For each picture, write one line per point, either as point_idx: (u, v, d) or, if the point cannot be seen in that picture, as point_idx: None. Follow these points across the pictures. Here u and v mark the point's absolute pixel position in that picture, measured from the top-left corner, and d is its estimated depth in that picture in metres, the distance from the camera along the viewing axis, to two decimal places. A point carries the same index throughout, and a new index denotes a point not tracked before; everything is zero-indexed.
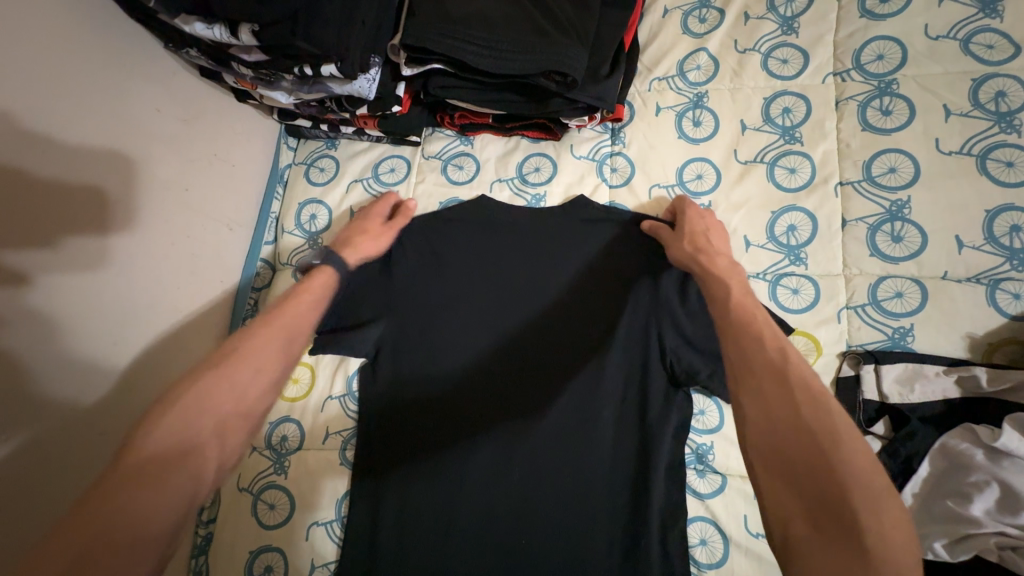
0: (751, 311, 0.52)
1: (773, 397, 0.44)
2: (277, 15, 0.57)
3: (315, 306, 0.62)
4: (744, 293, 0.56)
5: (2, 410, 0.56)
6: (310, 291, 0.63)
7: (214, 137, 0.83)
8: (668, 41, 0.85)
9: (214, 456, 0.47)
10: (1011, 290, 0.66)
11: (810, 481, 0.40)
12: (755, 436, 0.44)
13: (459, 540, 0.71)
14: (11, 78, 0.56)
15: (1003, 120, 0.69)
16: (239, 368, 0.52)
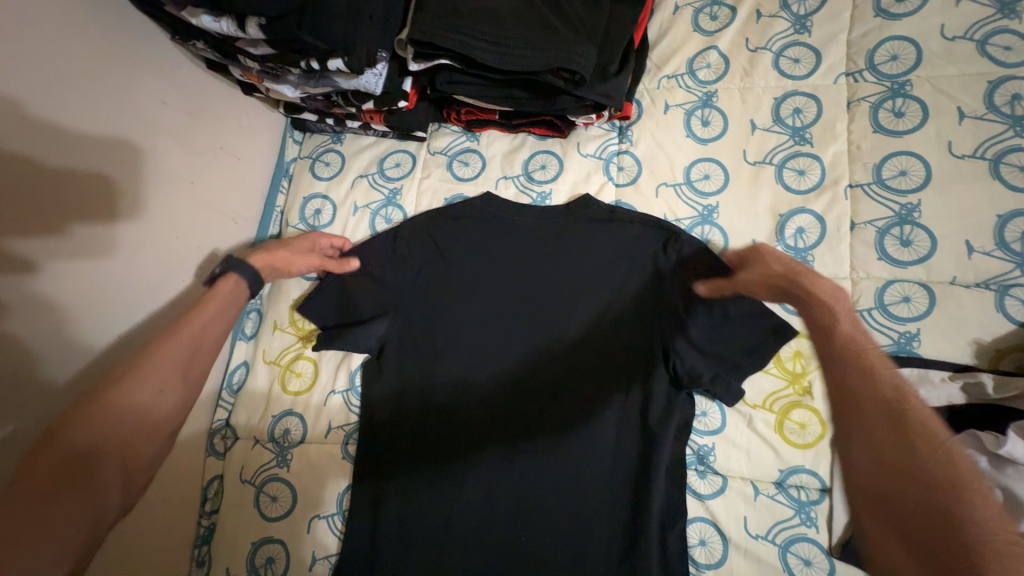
0: (863, 346, 0.50)
1: (886, 441, 0.42)
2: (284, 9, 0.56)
3: (220, 316, 0.65)
4: (853, 325, 0.53)
5: (12, 398, 0.57)
6: (214, 300, 0.66)
7: (220, 130, 0.83)
8: (678, 38, 0.84)
9: (120, 464, 0.50)
10: (1021, 297, 0.65)
11: (927, 534, 0.37)
12: (863, 478, 0.42)
13: (459, 536, 0.72)
14: (19, 70, 0.56)
15: (1019, 124, 0.68)
16: (138, 383, 0.54)
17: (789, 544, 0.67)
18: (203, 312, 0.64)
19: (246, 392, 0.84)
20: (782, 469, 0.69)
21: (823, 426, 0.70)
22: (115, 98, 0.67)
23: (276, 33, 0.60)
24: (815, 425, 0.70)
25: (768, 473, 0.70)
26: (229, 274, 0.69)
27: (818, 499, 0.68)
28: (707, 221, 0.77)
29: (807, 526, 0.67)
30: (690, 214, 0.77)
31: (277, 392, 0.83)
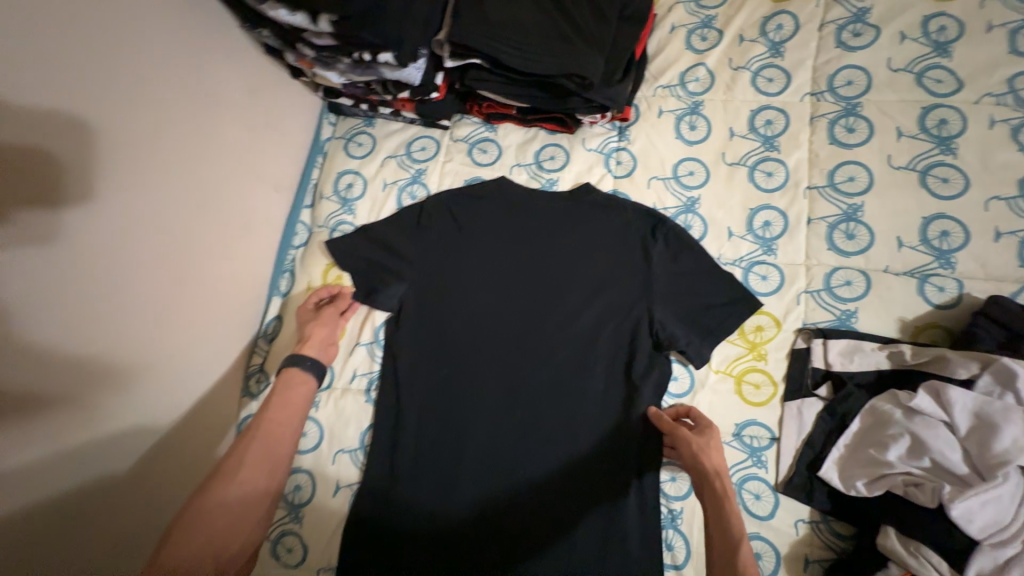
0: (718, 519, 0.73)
1: None
2: (350, 11, 0.69)
3: (289, 414, 0.76)
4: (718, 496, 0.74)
5: (112, 316, 0.67)
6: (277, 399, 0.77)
7: (273, 109, 0.94)
8: (672, 54, 0.97)
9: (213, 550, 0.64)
10: (937, 283, 0.80)
11: None
12: None
13: (468, 472, 0.84)
14: (134, 46, 0.68)
15: (943, 144, 0.83)
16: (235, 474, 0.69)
17: (743, 481, 0.80)
18: (270, 408, 0.75)
19: (277, 342, 0.94)
20: (739, 420, 0.83)
21: (774, 386, 0.83)
22: (191, 74, 0.77)
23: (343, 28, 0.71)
24: (767, 385, 0.84)
25: (727, 424, 0.83)
26: (293, 369, 0.80)
27: (767, 445, 0.81)
28: (689, 211, 0.90)
29: (758, 466, 0.81)
30: (675, 204, 0.91)
31: None
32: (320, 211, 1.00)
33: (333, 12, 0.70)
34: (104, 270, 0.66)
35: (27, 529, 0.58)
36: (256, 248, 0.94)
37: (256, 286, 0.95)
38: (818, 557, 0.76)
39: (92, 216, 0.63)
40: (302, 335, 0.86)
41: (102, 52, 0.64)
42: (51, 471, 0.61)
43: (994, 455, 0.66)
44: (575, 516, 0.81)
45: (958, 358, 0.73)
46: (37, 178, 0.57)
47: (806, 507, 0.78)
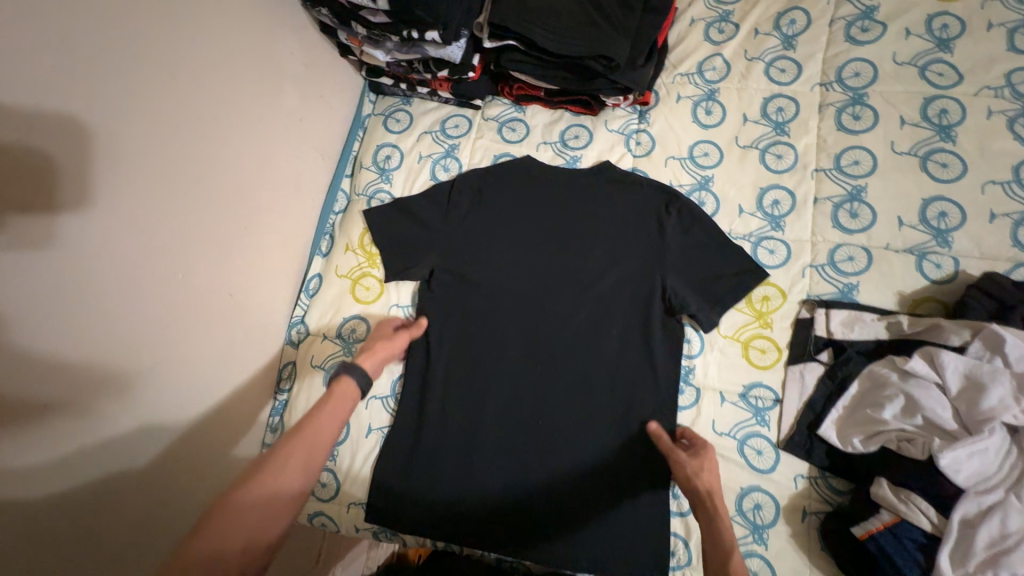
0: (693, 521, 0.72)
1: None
2: None
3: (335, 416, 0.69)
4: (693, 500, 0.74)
5: (177, 251, 0.76)
6: (333, 398, 0.70)
7: (323, 83, 1.03)
8: (691, 45, 1.04)
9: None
10: (935, 260, 0.86)
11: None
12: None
13: (491, 423, 0.90)
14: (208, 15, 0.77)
15: (943, 131, 0.89)
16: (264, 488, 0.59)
17: (746, 438, 0.86)
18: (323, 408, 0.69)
19: (318, 298, 1.02)
20: (745, 382, 0.89)
21: (778, 351, 0.89)
22: (253, 45, 0.87)
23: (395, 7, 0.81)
24: (772, 351, 0.90)
25: (733, 385, 0.89)
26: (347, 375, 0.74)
27: (771, 406, 0.87)
28: (703, 188, 0.97)
29: (761, 425, 0.87)
30: (691, 182, 0.97)
31: (347, 299, 1.01)
32: (359, 180, 1.08)
33: None
34: (173, 211, 0.75)
35: (96, 425, 0.67)
36: (300, 209, 1.02)
37: (298, 245, 1.03)
38: (816, 510, 0.81)
39: (167, 162, 0.73)
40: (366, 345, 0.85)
41: (184, 17, 0.73)
42: (123, 379, 0.70)
43: (981, 412, 0.72)
44: (587, 464, 0.87)
45: (951, 326, 0.79)
46: (124, 117, 0.66)
47: (806, 463, 0.83)
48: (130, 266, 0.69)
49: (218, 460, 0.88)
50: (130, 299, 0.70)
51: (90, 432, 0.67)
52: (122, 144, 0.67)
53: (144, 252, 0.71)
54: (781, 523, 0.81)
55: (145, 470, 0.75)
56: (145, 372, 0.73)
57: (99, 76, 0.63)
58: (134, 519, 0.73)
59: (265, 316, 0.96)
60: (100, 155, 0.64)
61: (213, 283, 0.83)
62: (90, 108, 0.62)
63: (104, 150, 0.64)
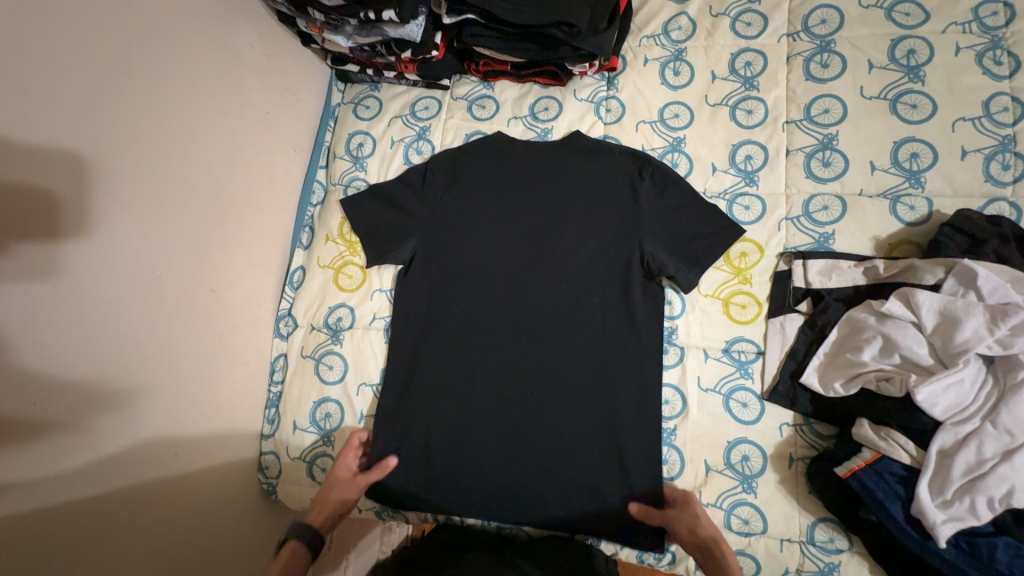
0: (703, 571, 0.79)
1: None
2: None
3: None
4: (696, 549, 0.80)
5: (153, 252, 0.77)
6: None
7: (287, 74, 1.02)
8: (656, 5, 1.03)
9: None
10: (909, 203, 0.86)
11: None
12: None
13: (482, 397, 0.92)
14: (162, 12, 0.77)
15: (912, 72, 0.89)
16: None
17: (731, 392, 0.88)
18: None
19: (304, 290, 1.03)
20: (727, 338, 0.90)
21: (759, 306, 0.90)
22: (213, 38, 0.86)
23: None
24: (753, 306, 0.91)
25: (716, 341, 0.91)
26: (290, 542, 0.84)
27: (753, 359, 0.89)
28: (676, 150, 0.97)
29: (745, 378, 0.88)
30: (663, 145, 0.97)
31: (333, 288, 1.02)
32: (335, 171, 1.08)
33: None
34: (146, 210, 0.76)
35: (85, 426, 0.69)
36: (277, 203, 1.02)
37: (279, 240, 1.04)
38: (802, 456, 0.83)
39: (136, 160, 0.74)
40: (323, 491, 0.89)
41: (136, 14, 0.73)
42: (113, 376, 0.72)
43: (956, 346, 0.73)
44: (577, 429, 0.89)
45: (925, 266, 0.79)
46: (82, 120, 0.67)
47: (790, 411, 0.85)
48: (107, 265, 0.70)
49: (216, 455, 0.90)
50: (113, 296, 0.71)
51: (87, 427, 0.69)
52: (83, 146, 0.67)
53: (123, 250, 0.73)
54: (769, 471, 0.84)
55: (146, 463, 0.77)
56: (133, 371, 0.75)
57: (50, 79, 0.63)
58: (141, 510, 0.76)
59: (251, 311, 0.97)
60: (59, 158, 0.64)
61: (195, 282, 0.84)
62: (43, 111, 0.62)
63: (62, 153, 0.64)
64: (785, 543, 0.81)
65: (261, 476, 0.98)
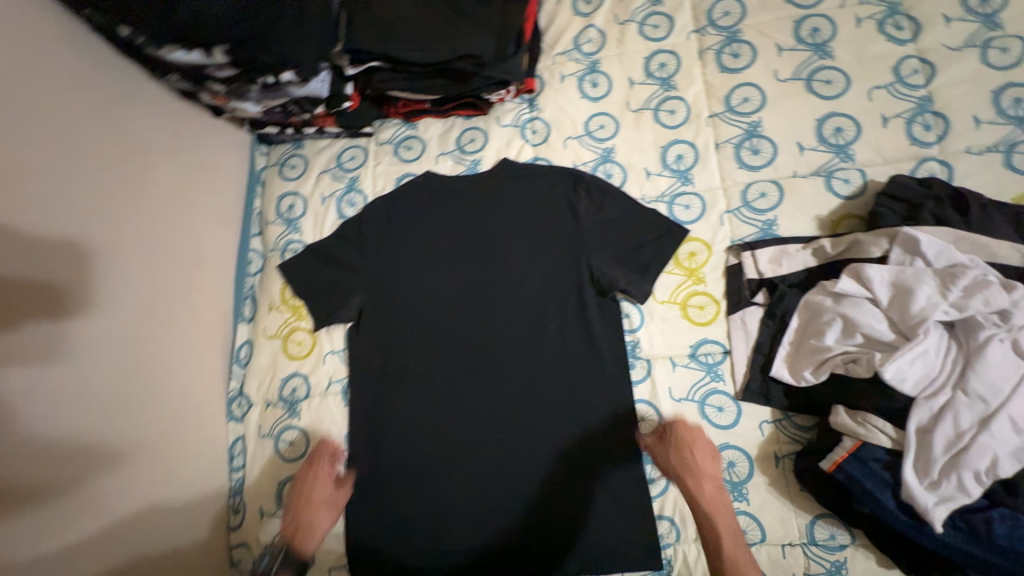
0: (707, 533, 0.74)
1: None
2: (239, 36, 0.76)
3: None
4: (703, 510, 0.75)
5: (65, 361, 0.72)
6: None
7: (201, 149, 0.99)
8: (563, 21, 1.03)
9: None
10: (842, 177, 0.85)
11: None
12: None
13: (453, 447, 0.87)
14: (46, 109, 0.73)
15: (820, 49, 0.89)
16: None
17: (706, 397, 0.84)
18: None
19: (251, 365, 0.98)
20: (692, 342, 0.87)
21: (717, 304, 0.88)
22: (110, 127, 0.83)
23: (236, 55, 0.77)
24: (711, 305, 0.88)
25: (681, 348, 0.87)
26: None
27: (721, 359, 0.86)
28: (607, 161, 0.95)
29: (717, 381, 0.85)
30: (593, 157, 0.96)
31: (282, 359, 0.97)
32: (268, 236, 1.04)
33: (226, 40, 0.76)
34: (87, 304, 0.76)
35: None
36: (210, 282, 0.98)
37: (218, 318, 0.99)
38: (787, 452, 0.80)
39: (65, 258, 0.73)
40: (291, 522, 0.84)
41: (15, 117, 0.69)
42: (38, 500, 0.68)
43: (914, 316, 0.71)
44: (555, 463, 0.85)
45: (868, 239, 0.78)
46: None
47: (768, 407, 0.82)
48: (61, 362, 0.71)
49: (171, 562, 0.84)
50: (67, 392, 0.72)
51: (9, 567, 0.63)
52: None
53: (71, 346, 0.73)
54: (758, 475, 0.80)
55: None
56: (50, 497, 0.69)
57: None
58: None
59: (195, 399, 0.92)
60: None
61: (118, 383, 0.79)
62: None
63: None
64: (788, 549, 0.77)
65: (235, 570, 0.92)
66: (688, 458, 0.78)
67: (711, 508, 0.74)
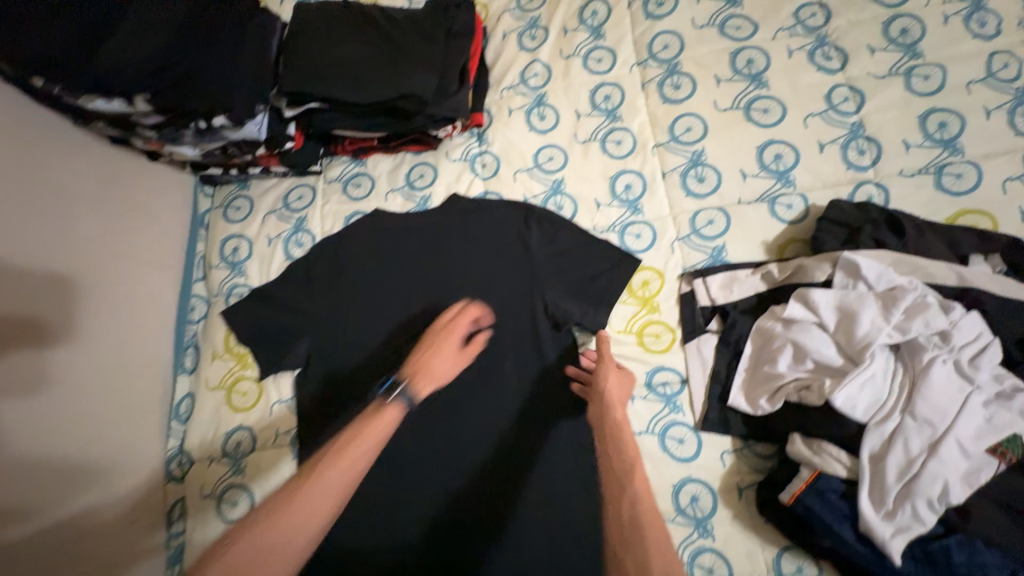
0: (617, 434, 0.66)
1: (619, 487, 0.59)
2: (162, 84, 0.78)
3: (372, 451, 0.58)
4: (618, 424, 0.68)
5: None
6: (373, 431, 0.59)
7: (134, 195, 0.95)
8: (509, 57, 1.04)
9: None
10: (786, 202, 0.87)
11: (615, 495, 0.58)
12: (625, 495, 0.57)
13: (408, 497, 0.83)
14: None
15: (756, 79, 0.92)
16: None
17: (666, 429, 0.82)
18: None
19: (193, 419, 0.92)
20: (649, 373, 0.86)
21: (673, 333, 0.87)
22: (28, 179, 0.78)
23: (163, 101, 0.78)
24: (666, 333, 0.87)
25: (639, 379, 0.86)
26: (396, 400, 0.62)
27: (679, 390, 0.84)
28: (557, 193, 0.95)
29: (676, 412, 0.83)
30: (543, 190, 0.96)
31: (225, 411, 0.91)
32: (212, 281, 1.00)
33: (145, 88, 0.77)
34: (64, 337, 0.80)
35: None
36: (145, 334, 0.93)
37: (156, 371, 0.94)
38: (749, 483, 0.77)
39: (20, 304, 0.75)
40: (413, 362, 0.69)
41: None
42: None
43: (859, 341, 0.71)
44: (515, 510, 0.80)
45: (813, 263, 0.79)
46: None
47: (727, 437, 0.80)
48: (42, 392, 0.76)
49: None
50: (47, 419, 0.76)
51: None
52: None
53: (49, 376, 0.77)
54: (721, 508, 0.77)
55: None
56: None
57: None
58: None
59: (126, 460, 0.86)
60: None
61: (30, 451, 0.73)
62: None
63: None
64: None
65: None
66: (624, 394, 0.74)
67: (616, 429, 0.67)
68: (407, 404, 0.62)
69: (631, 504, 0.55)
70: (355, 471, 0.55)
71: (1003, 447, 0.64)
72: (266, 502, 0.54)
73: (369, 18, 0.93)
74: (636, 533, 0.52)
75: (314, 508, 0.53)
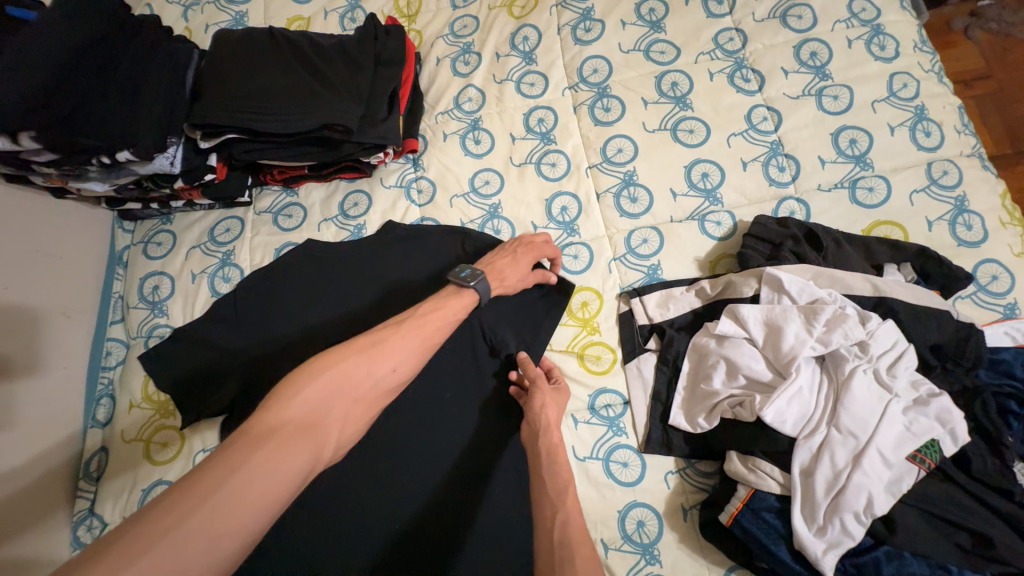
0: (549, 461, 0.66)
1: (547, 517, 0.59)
2: (46, 119, 0.72)
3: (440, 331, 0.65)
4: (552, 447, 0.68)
5: None
6: (448, 308, 0.69)
7: (33, 236, 0.88)
8: (443, 82, 1.04)
9: None
10: (714, 219, 0.89)
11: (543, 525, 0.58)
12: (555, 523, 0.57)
13: (331, 561, 0.71)
14: None
15: (680, 102, 0.95)
16: None
17: (610, 453, 0.81)
18: None
19: (105, 476, 0.85)
20: (592, 395, 0.84)
21: (614, 353, 0.86)
22: None
23: (50, 139, 0.74)
24: (607, 354, 0.86)
25: (582, 403, 0.84)
26: (470, 290, 0.72)
27: (622, 411, 0.83)
28: (494, 217, 0.94)
29: (620, 435, 0.82)
30: (480, 214, 0.95)
31: (143, 464, 0.84)
32: (131, 322, 0.94)
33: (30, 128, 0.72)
34: (34, 368, 0.83)
35: None
36: (50, 385, 0.85)
37: (60, 426, 0.85)
38: (693, 503, 0.77)
39: None
40: (493, 262, 0.80)
41: None
42: None
43: (785, 354, 0.72)
44: (459, 567, 0.71)
45: (740, 279, 0.80)
46: None
47: (670, 457, 0.79)
48: (5, 429, 0.78)
49: None
50: (18, 453, 0.79)
51: None
52: None
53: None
54: (667, 533, 0.76)
55: None
56: None
57: None
58: None
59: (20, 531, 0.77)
60: None
61: None
62: None
63: None
64: None
65: None
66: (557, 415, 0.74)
67: (551, 451, 0.67)
68: (482, 292, 0.73)
69: (562, 525, 0.57)
70: (427, 337, 0.63)
71: (922, 453, 0.65)
72: (349, 343, 0.58)
73: (295, 46, 0.90)
74: (566, 551, 0.54)
75: (393, 359, 0.59)
